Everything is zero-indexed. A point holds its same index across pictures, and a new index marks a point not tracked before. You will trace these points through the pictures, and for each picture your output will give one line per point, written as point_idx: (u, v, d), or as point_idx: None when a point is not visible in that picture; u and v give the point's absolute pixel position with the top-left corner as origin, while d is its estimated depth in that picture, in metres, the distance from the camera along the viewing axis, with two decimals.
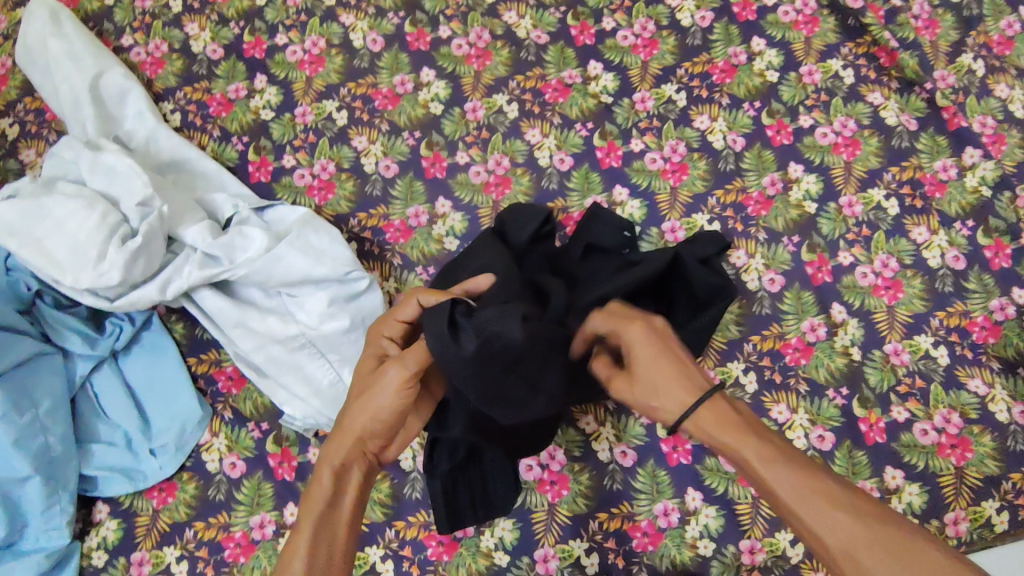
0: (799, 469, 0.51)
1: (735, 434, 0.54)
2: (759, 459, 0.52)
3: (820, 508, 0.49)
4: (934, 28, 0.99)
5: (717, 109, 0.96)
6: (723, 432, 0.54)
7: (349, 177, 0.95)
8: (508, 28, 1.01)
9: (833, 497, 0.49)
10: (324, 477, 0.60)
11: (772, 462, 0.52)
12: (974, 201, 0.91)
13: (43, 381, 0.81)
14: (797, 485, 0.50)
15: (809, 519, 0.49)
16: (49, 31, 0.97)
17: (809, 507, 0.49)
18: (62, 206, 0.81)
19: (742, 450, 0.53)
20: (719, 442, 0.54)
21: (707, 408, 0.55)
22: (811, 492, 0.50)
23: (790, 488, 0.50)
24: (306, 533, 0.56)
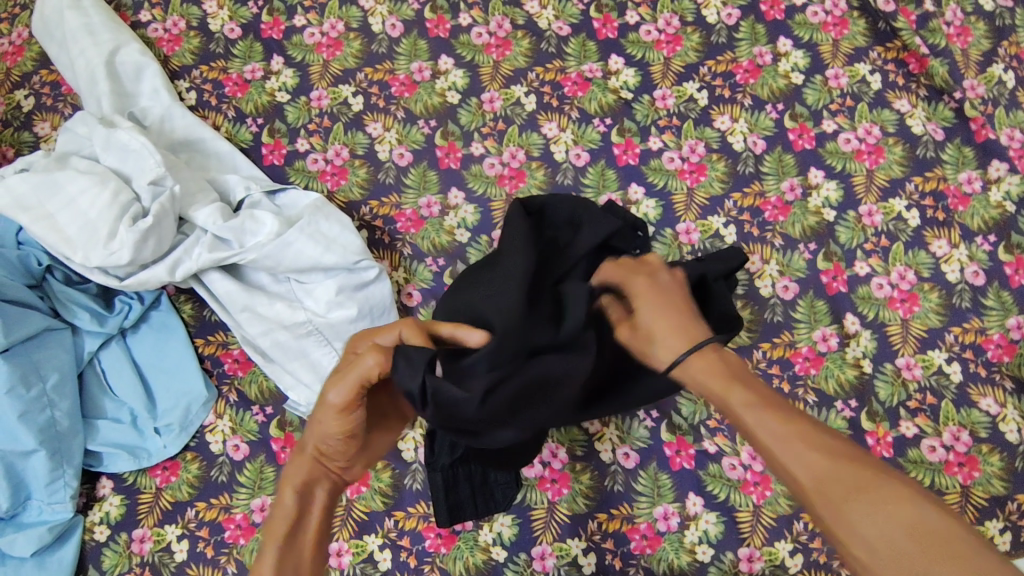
0: (778, 413, 0.50)
1: (720, 379, 0.53)
2: (743, 403, 0.51)
3: (797, 446, 0.47)
4: (967, 35, 0.96)
5: (739, 110, 0.94)
6: (709, 376, 0.53)
7: (362, 165, 0.94)
8: (530, 18, 0.99)
9: (811, 440, 0.47)
10: (284, 499, 0.54)
11: (754, 407, 0.50)
12: (997, 216, 0.89)
13: (51, 356, 0.82)
14: (775, 428, 0.49)
15: (784, 459, 0.48)
16: (68, 4, 0.96)
17: (784, 445, 0.48)
18: (75, 182, 0.81)
19: (725, 392, 0.52)
20: (707, 391, 0.54)
21: (695, 359, 0.54)
22: (785, 431, 0.48)
23: (768, 431, 0.49)
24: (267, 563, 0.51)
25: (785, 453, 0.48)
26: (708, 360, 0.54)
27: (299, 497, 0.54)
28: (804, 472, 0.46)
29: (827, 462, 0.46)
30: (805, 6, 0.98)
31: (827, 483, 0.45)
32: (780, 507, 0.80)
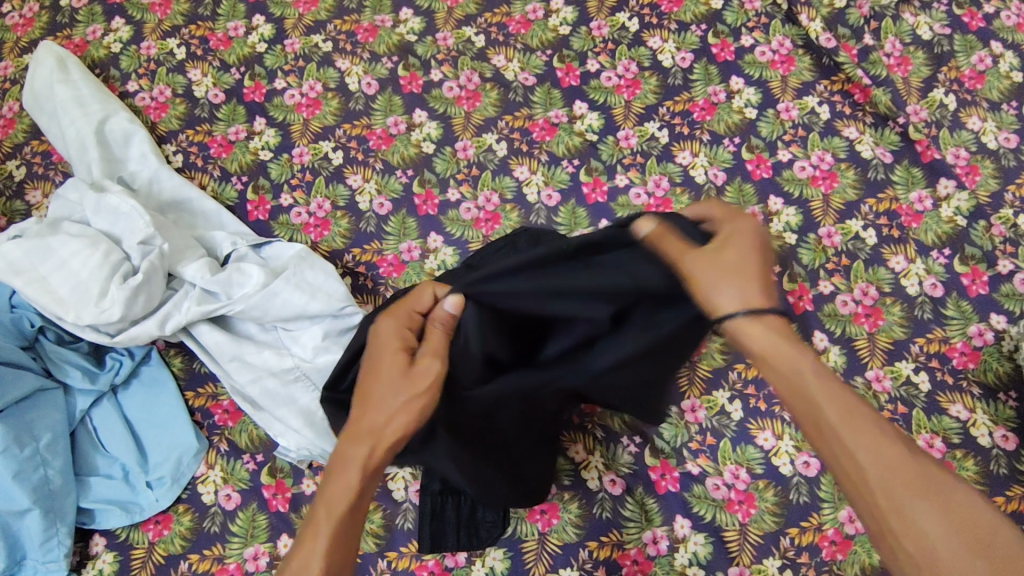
0: (854, 398, 0.54)
1: (792, 347, 0.55)
2: (815, 374, 0.54)
3: (866, 429, 0.52)
4: (906, 65, 1.03)
5: (698, 145, 1.00)
6: (783, 339, 0.56)
7: (344, 215, 0.98)
8: (497, 71, 1.05)
9: (876, 427, 0.52)
10: (337, 480, 0.57)
11: (827, 381, 0.54)
12: (949, 230, 0.93)
13: (43, 415, 0.83)
14: (851, 410, 0.53)
15: (853, 438, 0.52)
16: (57, 77, 1.02)
17: (855, 430, 0.52)
18: (67, 245, 0.84)
19: (800, 362, 0.55)
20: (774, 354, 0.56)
21: (770, 320, 0.56)
22: (856, 411, 0.53)
23: (842, 410, 0.53)
24: (319, 541, 0.54)
25: (859, 433, 0.52)
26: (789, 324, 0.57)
27: (359, 479, 0.57)
28: (870, 454, 0.51)
29: (898, 453, 0.51)
30: (753, 47, 1.05)
31: (896, 467, 0.50)
32: (766, 524, 0.81)
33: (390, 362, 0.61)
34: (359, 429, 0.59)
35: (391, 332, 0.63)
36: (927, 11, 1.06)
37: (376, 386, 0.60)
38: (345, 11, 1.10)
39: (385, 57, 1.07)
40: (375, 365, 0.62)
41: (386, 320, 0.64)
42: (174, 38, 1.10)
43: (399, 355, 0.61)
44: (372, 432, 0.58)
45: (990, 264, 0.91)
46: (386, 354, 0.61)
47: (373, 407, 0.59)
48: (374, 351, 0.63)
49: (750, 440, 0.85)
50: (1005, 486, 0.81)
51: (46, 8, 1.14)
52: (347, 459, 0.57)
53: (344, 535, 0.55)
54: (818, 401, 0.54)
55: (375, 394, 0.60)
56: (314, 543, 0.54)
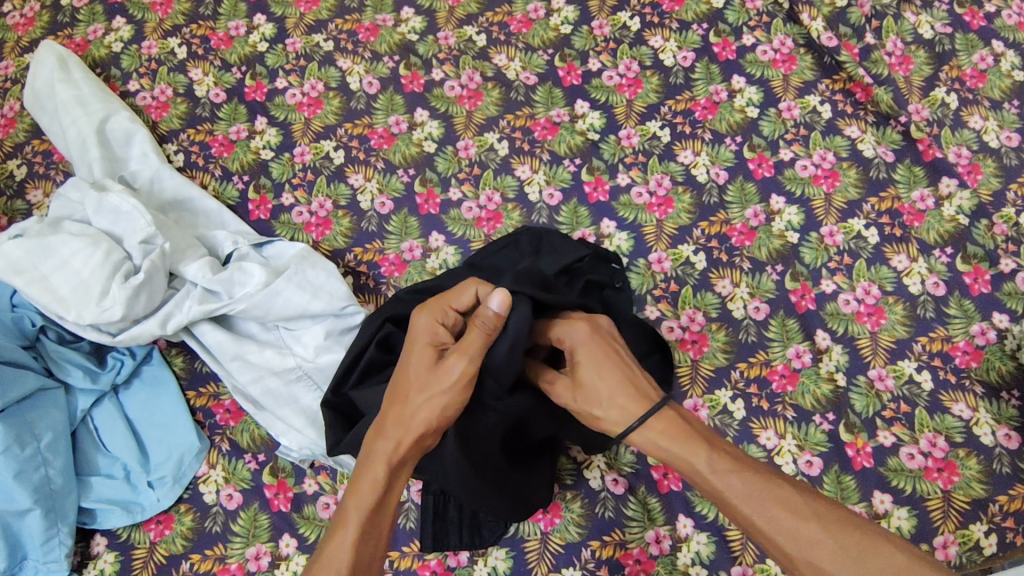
0: (749, 475, 0.56)
1: (683, 448, 0.58)
2: (709, 469, 0.57)
3: (771, 509, 0.54)
4: (908, 64, 1.03)
5: (700, 144, 0.99)
6: (671, 443, 0.59)
7: (345, 214, 0.98)
8: (498, 70, 1.05)
9: (785, 502, 0.54)
10: (369, 475, 0.59)
11: (723, 472, 0.56)
12: (951, 229, 0.93)
13: (44, 414, 0.83)
14: (747, 490, 0.55)
15: (765, 525, 0.54)
16: (58, 77, 1.01)
17: (761, 511, 0.54)
18: (68, 244, 0.84)
19: (693, 463, 0.57)
20: (673, 454, 0.59)
21: (653, 428, 0.59)
22: (761, 494, 0.55)
23: (741, 494, 0.55)
24: (347, 531, 0.57)
25: (771, 514, 0.54)
26: (674, 423, 0.59)
27: (387, 476, 0.59)
28: (786, 535, 0.53)
29: (814, 529, 0.53)
30: (754, 46, 1.05)
31: (816, 546, 0.52)
32: None
33: (418, 361, 0.63)
34: (390, 424, 0.61)
35: (426, 329, 0.65)
36: (928, 10, 1.06)
37: (404, 384, 0.63)
38: (346, 10, 1.10)
39: (386, 56, 1.07)
40: (405, 363, 0.64)
41: (421, 314, 0.66)
42: (175, 37, 1.10)
43: (427, 352, 0.63)
44: (400, 428, 0.60)
45: (992, 263, 0.91)
46: (415, 350, 0.64)
47: (403, 401, 0.61)
48: (408, 347, 0.65)
49: (753, 440, 0.84)
50: (1007, 485, 0.81)
51: (46, 8, 1.14)
52: (375, 455, 0.59)
53: (371, 529, 0.58)
54: (723, 493, 0.56)
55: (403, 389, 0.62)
56: (343, 532, 0.57)
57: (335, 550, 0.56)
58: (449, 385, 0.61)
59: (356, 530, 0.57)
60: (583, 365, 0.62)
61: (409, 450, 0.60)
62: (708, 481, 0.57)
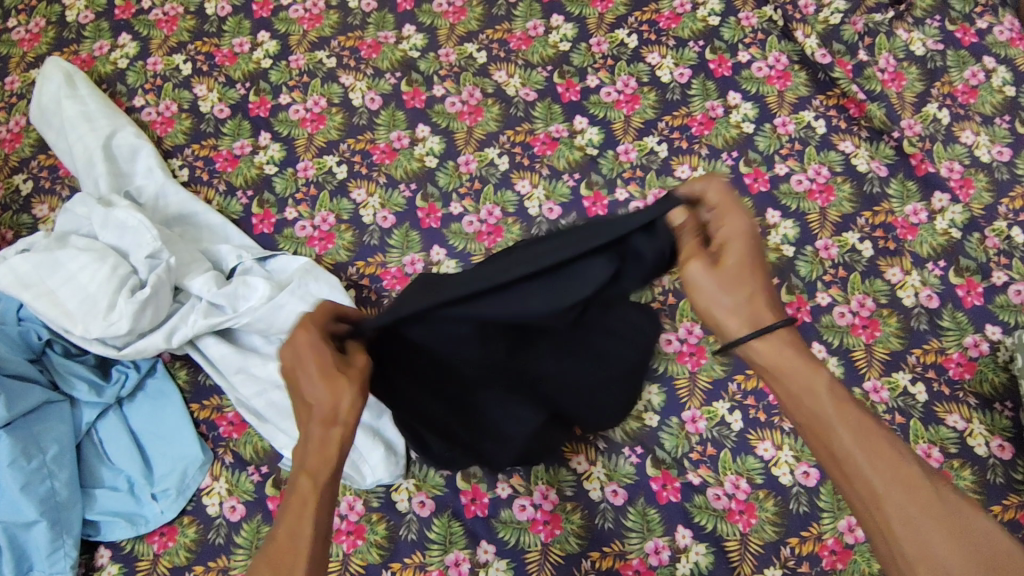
0: (862, 414, 0.56)
1: (805, 366, 0.58)
2: (828, 390, 0.56)
3: (876, 446, 0.54)
4: (900, 80, 1.05)
5: (697, 160, 1.01)
6: (795, 355, 0.58)
7: (348, 229, 0.99)
8: (498, 87, 1.07)
9: (896, 455, 0.54)
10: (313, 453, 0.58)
11: (839, 401, 0.56)
12: (944, 243, 0.95)
13: (50, 428, 0.84)
14: (858, 425, 0.55)
15: (861, 457, 0.54)
16: (64, 93, 1.03)
17: (866, 448, 0.54)
18: (75, 259, 0.85)
19: (812, 379, 0.57)
20: (787, 371, 0.58)
21: (779, 336, 0.58)
22: (869, 434, 0.55)
23: (849, 424, 0.55)
24: (308, 506, 0.57)
25: (873, 449, 0.54)
26: (800, 341, 0.59)
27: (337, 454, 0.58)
28: (874, 471, 0.53)
29: (917, 480, 0.53)
30: (750, 62, 1.07)
31: (909, 494, 0.52)
32: (767, 534, 0.82)
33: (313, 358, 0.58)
34: (314, 413, 0.58)
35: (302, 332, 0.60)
36: (920, 27, 1.08)
37: (304, 376, 0.59)
38: (349, 28, 1.12)
39: (388, 73, 1.09)
40: (296, 367, 0.59)
41: (303, 328, 0.60)
42: (180, 54, 1.12)
43: (323, 348, 0.59)
44: (331, 418, 0.58)
45: (984, 276, 0.93)
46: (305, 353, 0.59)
47: (313, 395, 0.58)
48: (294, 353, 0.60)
49: (750, 451, 0.86)
50: (1002, 495, 0.82)
51: (52, 24, 1.16)
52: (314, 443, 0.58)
53: (323, 513, 0.58)
54: (830, 421, 0.56)
55: (308, 380, 0.58)
56: (303, 508, 0.57)
57: (290, 534, 0.56)
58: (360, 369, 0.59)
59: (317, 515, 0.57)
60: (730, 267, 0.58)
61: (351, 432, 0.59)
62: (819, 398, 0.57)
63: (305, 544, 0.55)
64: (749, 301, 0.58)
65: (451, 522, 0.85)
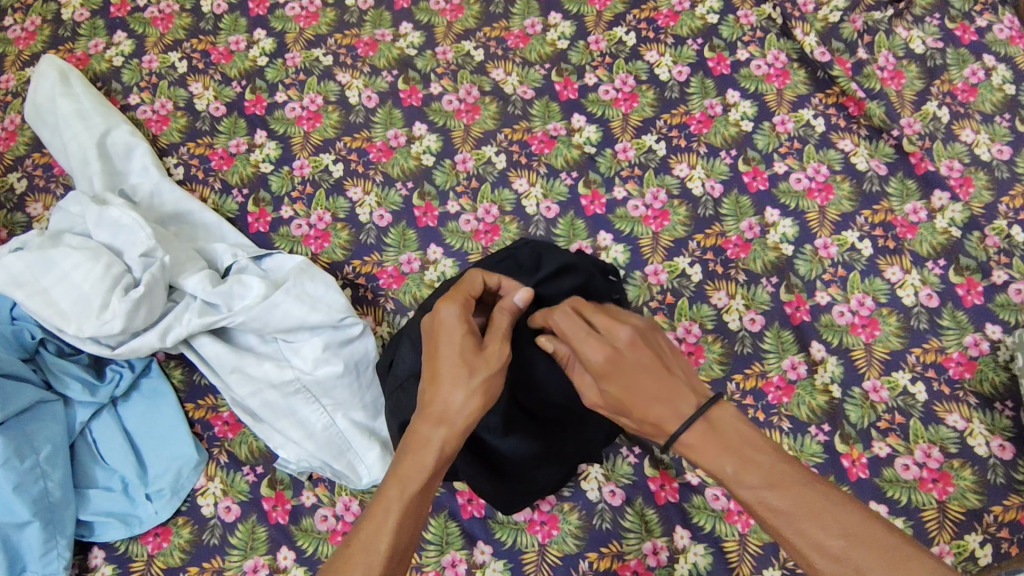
0: (778, 484, 0.52)
1: (711, 450, 0.54)
2: (738, 480, 0.53)
3: (802, 521, 0.51)
4: (899, 78, 1.04)
5: (695, 158, 1.01)
6: (698, 446, 0.54)
7: (344, 227, 0.99)
8: (496, 85, 1.06)
9: (822, 518, 0.50)
10: (412, 459, 0.57)
11: (751, 482, 0.53)
12: (944, 241, 0.95)
13: (43, 427, 0.83)
14: (776, 504, 0.52)
15: (795, 537, 0.51)
16: (59, 91, 1.02)
17: (794, 527, 0.51)
18: (68, 257, 0.85)
19: (720, 467, 0.54)
20: (700, 457, 0.55)
21: (694, 428, 0.54)
22: (792, 510, 0.51)
23: (770, 506, 0.52)
24: (393, 513, 0.55)
25: (804, 527, 0.51)
26: (709, 434, 0.54)
27: (435, 463, 0.57)
28: (817, 549, 0.50)
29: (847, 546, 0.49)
30: (749, 60, 1.06)
31: (848, 566, 0.49)
32: (766, 535, 0.82)
33: (457, 351, 0.59)
34: (433, 411, 0.58)
35: (455, 315, 0.61)
36: (919, 25, 1.07)
37: (440, 368, 0.59)
38: (345, 25, 1.12)
39: (385, 71, 1.08)
40: (438, 353, 0.60)
41: (449, 304, 0.62)
42: (175, 51, 1.11)
43: (467, 341, 0.60)
44: (445, 415, 0.58)
45: (985, 275, 0.92)
46: (450, 343, 0.60)
47: (442, 387, 0.58)
48: (437, 330, 0.61)
49: None
50: (1003, 495, 0.81)
51: (48, 22, 1.15)
52: (420, 440, 0.57)
53: (411, 519, 0.56)
54: (754, 507, 0.53)
55: (446, 374, 0.58)
56: (387, 515, 0.55)
57: (372, 537, 0.54)
58: (494, 369, 0.59)
59: (399, 519, 0.55)
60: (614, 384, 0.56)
61: (456, 438, 0.58)
62: (736, 488, 0.54)
63: (383, 546, 0.54)
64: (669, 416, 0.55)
65: (448, 523, 0.84)
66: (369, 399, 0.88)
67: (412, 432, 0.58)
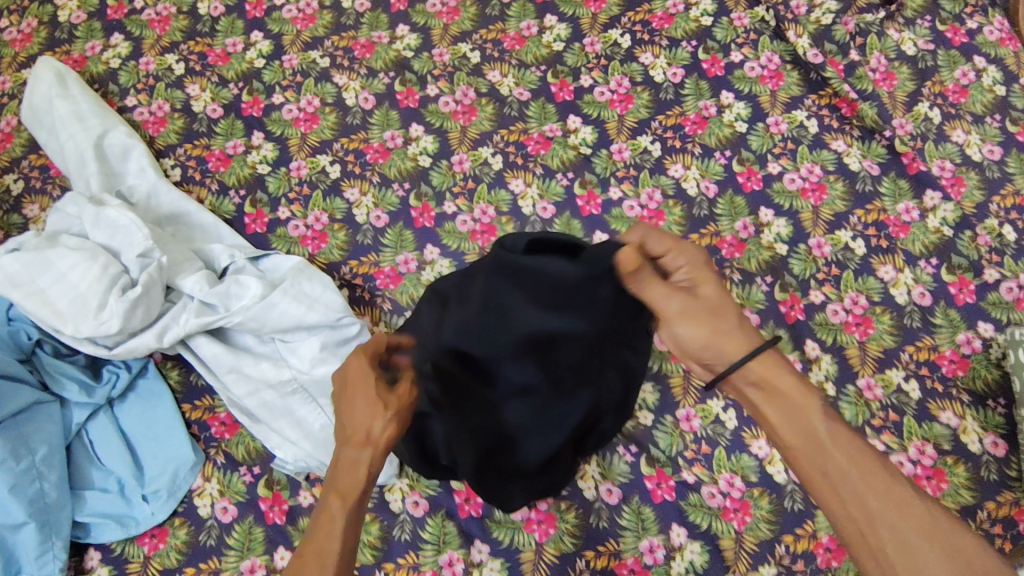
0: (858, 438, 0.51)
1: (797, 392, 0.53)
2: (823, 431, 0.51)
3: (875, 477, 0.49)
4: (892, 80, 1.06)
5: (690, 158, 1.01)
6: (781, 387, 0.53)
7: (341, 228, 0.99)
8: (492, 86, 1.07)
9: (888, 474, 0.50)
10: (343, 477, 0.54)
11: (836, 427, 0.51)
12: (936, 240, 0.95)
13: (39, 428, 0.83)
14: (852, 452, 0.50)
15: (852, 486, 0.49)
16: (56, 93, 1.02)
17: (862, 476, 0.49)
18: (65, 257, 0.85)
19: (805, 411, 0.52)
20: (771, 400, 0.54)
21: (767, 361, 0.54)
22: (864, 458, 0.50)
23: (845, 454, 0.50)
24: (337, 524, 0.52)
25: (866, 483, 0.49)
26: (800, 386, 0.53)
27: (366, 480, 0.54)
28: (881, 510, 0.48)
29: (916, 505, 0.48)
30: (742, 62, 1.07)
31: (905, 516, 0.48)
32: (761, 532, 0.82)
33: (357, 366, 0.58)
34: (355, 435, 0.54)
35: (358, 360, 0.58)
36: (911, 27, 1.08)
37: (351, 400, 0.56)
38: (342, 28, 1.12)
39: (382, 72, 1.09)
40: (346, 377, 0.58)
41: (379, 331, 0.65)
42: (173, 54, 1.12)
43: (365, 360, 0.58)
44: (368, 439, 0.54)
45: (977, 274, 0.93)
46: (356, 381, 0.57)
47: (353, 409, 0.55)
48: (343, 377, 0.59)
49: (744, 449, 0.86)
50: (996, 492, 0.82)
51: (45, 24, 1.15)
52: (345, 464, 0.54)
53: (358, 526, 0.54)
54: (820, 460, 0.51)
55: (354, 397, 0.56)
56: (332, 525, 0.52)
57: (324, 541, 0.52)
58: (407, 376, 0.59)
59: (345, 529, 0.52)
60: (706, 290, 0.56)
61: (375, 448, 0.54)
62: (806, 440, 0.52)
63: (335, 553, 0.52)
64: (742, 327, 0.55)
65: (445, 522, 0.84)
66: None
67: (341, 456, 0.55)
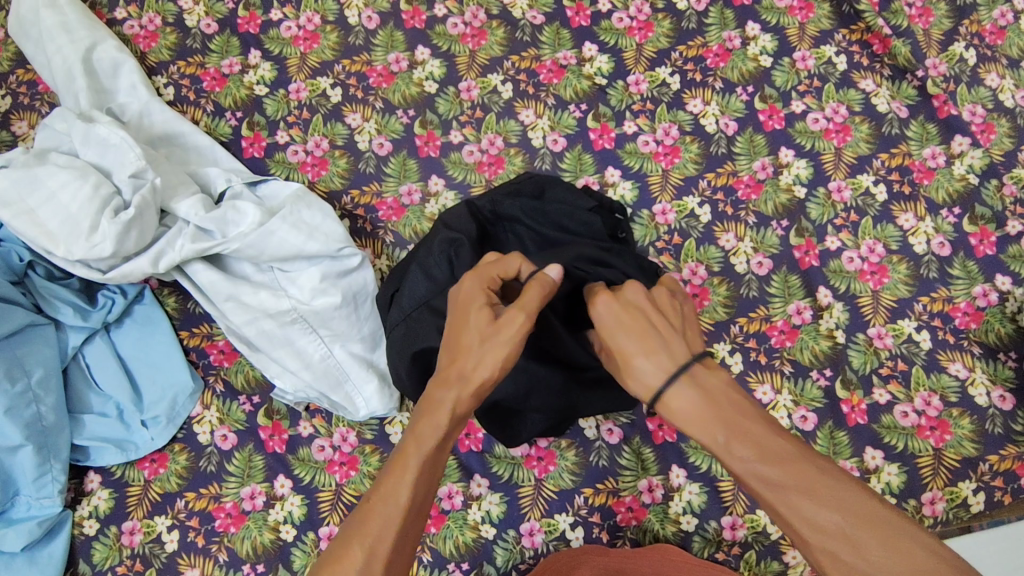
0: (771, 457, 0.44)
1: (706, 424, 0.47)
2: (724, 447, 0.46)
3: (792, 502, 0.43)
4: (928, 16, 0.99)
5: (710, 93, 0.96)
6: (697, 421, 0.48)
7: (342, 155, 0.95)
8: (504, 8, 1.01)
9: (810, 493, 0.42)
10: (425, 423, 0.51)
11: (739, 452, 0.46)
12: (961, 189, 0.92)
13: (34, 351, 0.81)
14: (767, 477, 0.44)
15: (781, 508, 0.43)
16: (42, 2, 0.95)
17: (784, 505, 0.43)
18: (55, 176, 0.81)
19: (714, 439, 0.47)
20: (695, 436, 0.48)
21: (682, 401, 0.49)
22: (783, 484, 0.43)
23: (762, 483, 0.44)
24: (410, 468, 0.48)
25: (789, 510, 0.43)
26: (704, 404, 0.48)
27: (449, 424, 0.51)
28: (806, 535, 0.42)
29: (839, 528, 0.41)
30: None
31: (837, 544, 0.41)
32: None
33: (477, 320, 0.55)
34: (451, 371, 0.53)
35: (476, 288, 0.58)
36: None
37: (462, 332, 0.55)
38: None
39: None
40: (460, 323, 0.56)
41: (472, 279, 0.59)
42: None
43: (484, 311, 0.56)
44: (462, 376, 0.53)
45: (999, 225, 0.90)
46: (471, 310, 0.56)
47: (462, 352, 0.54)
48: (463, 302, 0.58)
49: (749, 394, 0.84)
50: (999, 445, 0.82)
51: None
52: (433, 404, 0.51)
53: (428, 482, 0.49)
54: (746, 482, 0.45)
55: (466, 342, 0.54)
56: (404, 471, 0.48)
57: (391, 492, 0.48)
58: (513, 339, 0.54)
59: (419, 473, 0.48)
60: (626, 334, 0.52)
61: (470, 400, 0.53)
62: (726, 460, 0.47)
63: (404, 499, 0.47)
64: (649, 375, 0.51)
65: None
66: (368, 331, 0.86)
67: (425, 395, 0.53)
